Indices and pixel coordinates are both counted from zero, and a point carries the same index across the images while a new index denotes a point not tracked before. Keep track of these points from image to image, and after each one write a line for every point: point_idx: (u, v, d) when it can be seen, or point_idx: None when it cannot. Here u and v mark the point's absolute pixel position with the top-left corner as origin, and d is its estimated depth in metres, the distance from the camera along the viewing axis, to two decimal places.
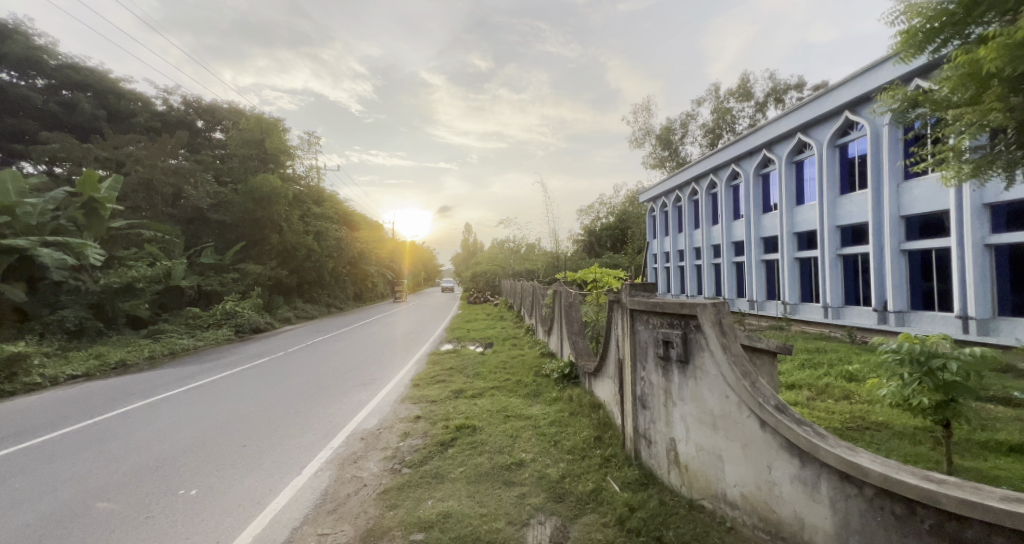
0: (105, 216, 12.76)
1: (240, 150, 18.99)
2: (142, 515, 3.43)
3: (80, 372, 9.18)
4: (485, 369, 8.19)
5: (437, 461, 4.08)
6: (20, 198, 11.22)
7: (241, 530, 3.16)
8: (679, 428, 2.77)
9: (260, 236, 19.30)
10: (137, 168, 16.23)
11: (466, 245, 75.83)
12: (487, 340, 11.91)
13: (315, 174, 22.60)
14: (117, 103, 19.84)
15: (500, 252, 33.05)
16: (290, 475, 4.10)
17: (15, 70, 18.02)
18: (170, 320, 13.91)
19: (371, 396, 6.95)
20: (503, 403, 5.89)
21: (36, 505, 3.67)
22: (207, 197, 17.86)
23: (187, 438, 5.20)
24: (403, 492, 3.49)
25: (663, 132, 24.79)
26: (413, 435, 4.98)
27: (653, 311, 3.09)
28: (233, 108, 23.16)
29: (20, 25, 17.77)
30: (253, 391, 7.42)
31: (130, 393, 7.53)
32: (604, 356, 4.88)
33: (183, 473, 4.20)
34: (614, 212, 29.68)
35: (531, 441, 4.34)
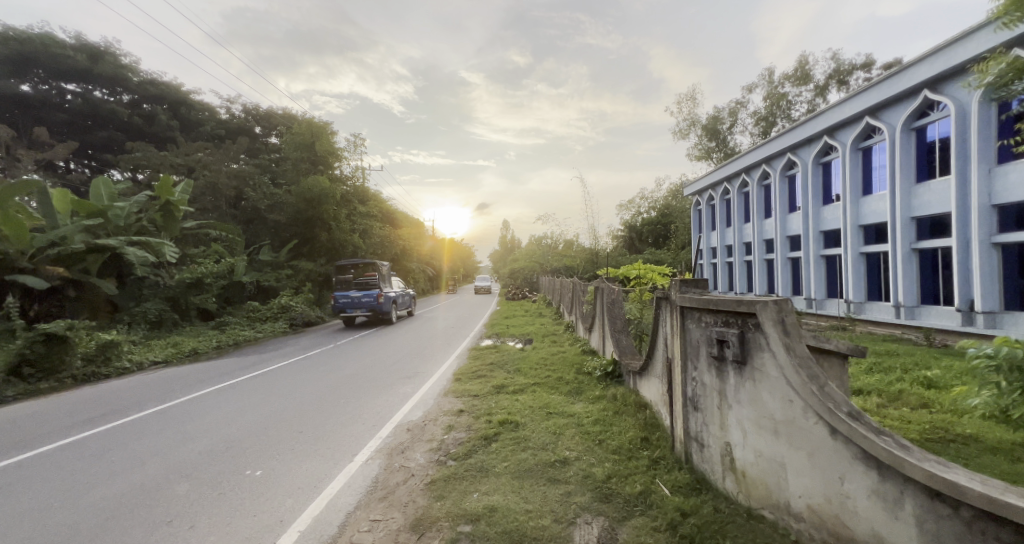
0: (179, 217, 13.87)
1: (293, 153, 20.13)
2: (216, 492, 3.73)
3: (161, 358, 10.15)
4: (525, 365, 8.22)
5: (481, 455, 4.14)
6: (111, 202, 12.43)
7: (301, 511, 3.36)
8: (735, 433, 2.64)
9: (311, 234, 20.11)
10: (205, 173, 17.79)
11: (504, 242, 76.38)
12: (527, 336, 11.94)
13: (361, 174, 23.51)
14: (188, 113, 21.73)
15: (538, 249, 32.97)
16: (343, 462, 4.31)
17: (106, 88, 20.25)
18: (233, 314, 15.10)
19: (415, 389, 7.17)
20: (545, 400, 5.88)
21: (127, 477, 4.09)
22: (265, 199, 19.40)
23: (252, 423, 5.60)
24: (449, 484, 3.56)
25: (710, 122, 23.59)
26: (457, 428, 5.07)
27: (706, 309, 2.97)
28: (286, 113, 23.88)
29: (111, 46, 19.96)
30: (306, 382, 7.83)
31: (201, 380, 8.21)
32: (650, 354, 4.76)
33: (250, 455, 4.53)
34: (656, 207, 28.79)
35: (574, 439, 4.30)
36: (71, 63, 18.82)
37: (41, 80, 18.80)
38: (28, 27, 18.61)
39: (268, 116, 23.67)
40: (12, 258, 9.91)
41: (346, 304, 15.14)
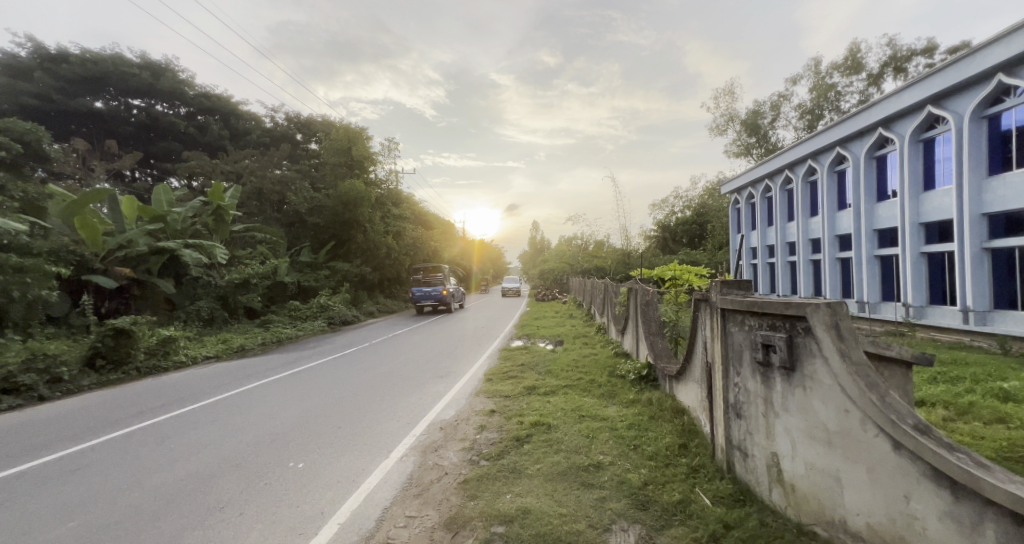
0: (229, 221, 14.64)
1: (331, 158, 20.90)
2: (263, 481, 3.91)
3: (212, 353, 10.77)
4: (556, 367, 8.15)
5: (514, 456, 4.12)
6: (170, 208, 13.30)
7: (341, 503, 3.46)
8: (783, 443, 2.50)
9: (347, 236, 20.87)
10: (252, 179, 18.80)
11: (533, 243, 76.35)
12: (557, 337, 11.85)
13: (394, 178, 24.19)
14: (237, 123, 23.06)
15: (568, 250, 32.75)
16: (379, 458, 4.41)
17: (166, 102, 21.82)
18: (276, 312, 15.85)
19: (447, 388, 7.27)
20: (577, 402, 5.80)
21: (184, 464, 4.35)
22: (305, 202, 19.79)
23: (294, 417, 5.84)
24: (481, 485, 3.56)
25: (749, 117, 22.58)
26: (489, 428, 5.09)
27: (750, 311, 2.84)
28: (325, 121, 24.36)
29: (170, 64, 21.50)
30: (344, 379, 8.10)
31: (248, 375, 8.65)
32: (688, 358, 4.60)
33: (292, 448, 4.71)
34: (691, 206, 27.93)
35: (608, 444, 4.21)
36: (137, 80, 20.41)
37: (111, 97, 20.43)
38: (100, 49, 20.29)
39: (308, 123, 24.35)
40: (86, 259, 10.80)
41: (419, 296, 20.41)
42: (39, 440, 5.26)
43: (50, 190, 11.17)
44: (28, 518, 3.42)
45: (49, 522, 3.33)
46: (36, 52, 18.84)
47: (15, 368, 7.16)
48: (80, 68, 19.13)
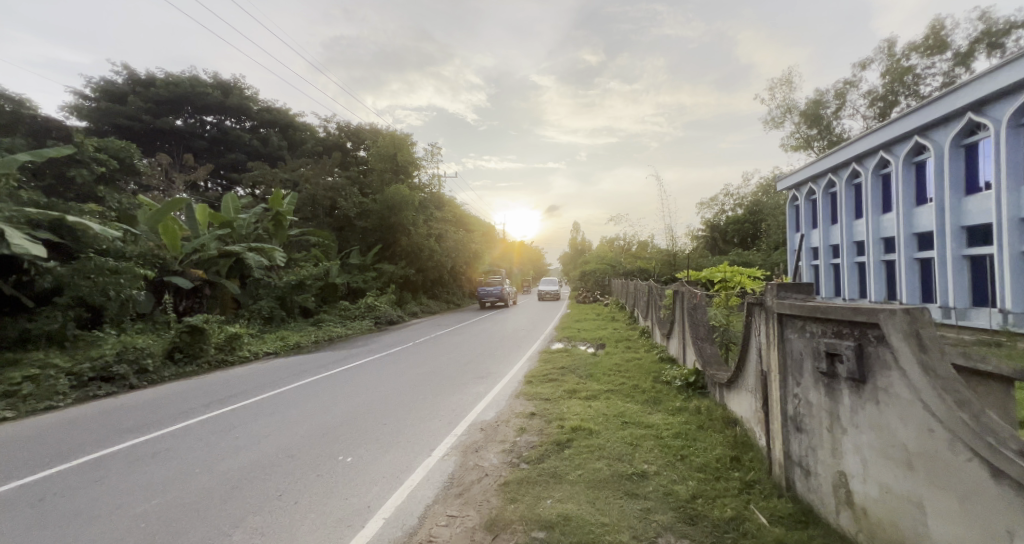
0: (286, 225, 15.56)
1: (378, 164, 21.70)
2: (315, 473, 4.09)
3: (271, 350, 11.49)
4: (598, 371, 7.97)
5: (555, 460, 4.06)
6: (237, 215, 14.31)
7: (386, 499, 3.54)
8: (853, 463, 2.27)
9: (393, 239, 21.61)
10: (307, 186, 19.92)
11: (574, 244, 75.56)
12: (599, 340, 11.62)
13: (437, 182, 24.85)
14: (294, 135, 24.55)
15: (610, 251, 32.11)
16: (421, 456, 4.49)
17: (233, 117, 23.63)
18: (328, 312, 16.65)
19: (488, 389, 7.30)
20: (620, 408, 5.63)
21: (245, 453, 4.64)
22: (355, 208, 20.74)
23: (343, 413, 6.08)
24: (522, 488, 3.53)
25: (810, 107, 21.09)
26: (529, 431, 5.05)
27: (812, 317, 2.61)
28: (374, 129, 25.22)
29: (238, 82, 23.25)
30: (389, 377, 8.36)
31: (301, 371, 9.15)
32: (740, 366, 4.34)
33: (340, 443, 4.89)
34: (743, 204, 26.53)
35: (653, 453, 4.04)
36: (210, 99, 22.26)
37: (189, 115, 22.49)
38: (180, 72, 22.40)
39: (357, 132, 24.88)
40: (167, 262, 11.86)
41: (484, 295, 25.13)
42: (125, 425, 5.81)
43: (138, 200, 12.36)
44: (116, 495, 3.77)
45: (132, 500, 3.66)
46: (128, 78, 21.11)
47: (111, 358, 8.01)
48: (163, 90, 21.19)
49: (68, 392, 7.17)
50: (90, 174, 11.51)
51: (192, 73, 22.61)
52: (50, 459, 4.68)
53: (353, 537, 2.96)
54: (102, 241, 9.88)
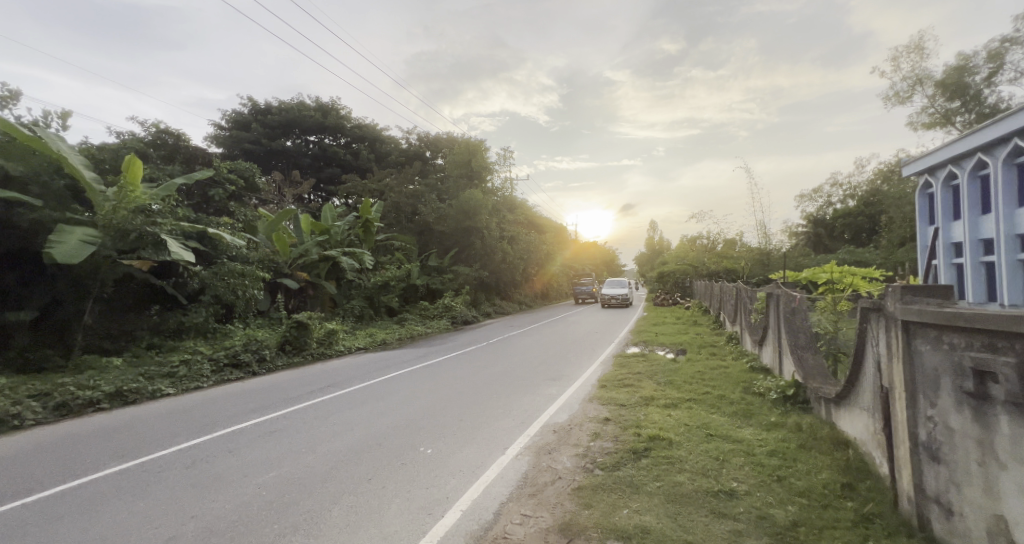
0: (373, 231, 16.86)
1: (455, 171, 22.81)
2: (399, 461, 4.34)
3: (362, 345, 12.49)
4: (679, 378, 7.50)
5: (631, 469, 3.86)
6: (333, 222, 15.80)
7: (463, 492, 3.62)
8: (1015, 505, 1.85)
9: (468, 241, 22.45)
10: (391, 194, 21.43)
11: (651, 243, 72.19)
12: (679, 345, 10.96)
13: (509, 185, 25.35)
14: (381, 147, 26.57)
15: (692, 250, 30.18)
16: (495, 454, 4.55)
17: (331, 135, 26.18)
18: (410, 311, 17.72)
19: (561, 391, 7.22)
20: (704, 419, 5.22)
21: (340, 438, 5.08)
22: (433, 213, 21.39)
23: (423, 406, 6.40)
24: (597, 494, 3.41)
25: (948, 76, 17.77)
26: (604, 437, 4.89)
27: (951, 326, 2.18)
28: (450, 137, 26.39)
29: (335, 103, 25.76)
30: (463, 375, 8.65)
31: (386, 366, 9.83)
32: (852, 381, 3.79)
33: (421, 435, 5.14)
34: (855, 194, 23.26)
35: (744, 471, 3.66)
36: (312, 120, 24.90)
37: (296, 136, 25.34)
38: (290, 99, 25.43)
39: (435, 141, 26.12)
40: (280, 265, 13.48)
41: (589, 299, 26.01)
42: (249, 406, 6.69)
43: (260, 212, 14.16)
44: (238, 465, 4.33)
45: (252, 471, 4.17)
46: (251, 108, 24.45)
47: (238, 348, 9.29)
48: (277, 116, 24.15)
49: (208, 375, 8.46)
50: (225, 193, 13.46)
51: (298, 98, 25.48)
52: (194, 430, 5.54)
53: (433, 525, 3.07)
54: (231, 248, 11.58)
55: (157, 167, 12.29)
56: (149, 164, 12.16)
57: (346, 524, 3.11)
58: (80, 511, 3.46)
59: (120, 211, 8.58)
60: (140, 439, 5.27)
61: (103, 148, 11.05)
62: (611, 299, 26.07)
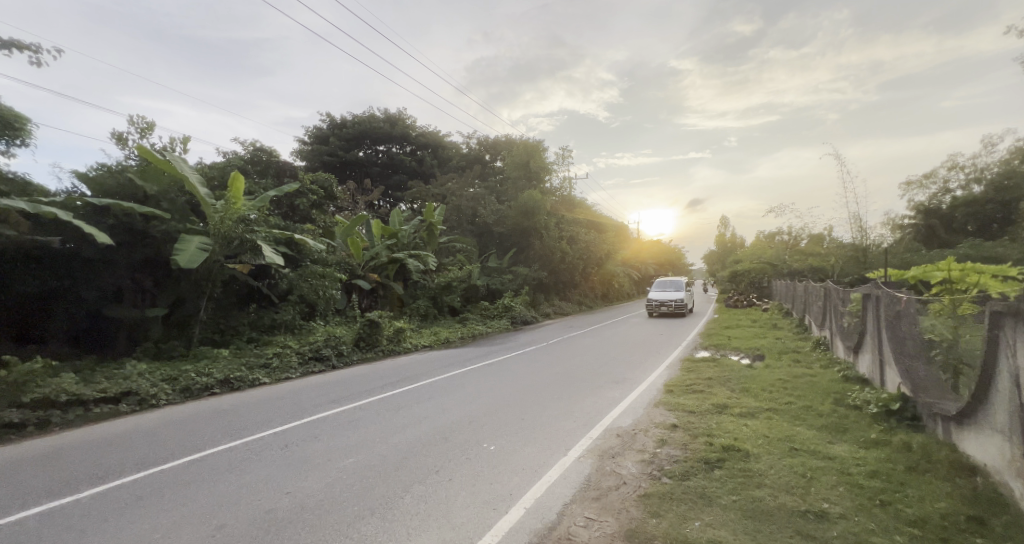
0: (436, 234, 17.53)
1: (513, 172, 22.95)
2: (464, 456, 4.43)
3: (427, 343, 13.03)
4: (756, 385, 6.92)
5: (703, 480, 3.61)
6: (401, 225, 16.65)
7: (526, 490, 3.61)
8: None
9: (527, 242, 22.59)
10: (453, 198, 22.15)
11: (722, 240, 67.67)
12: (756, 350, 10.15)
13: (568, 184, 25.14)
14: (444, 153, 27.63)
15: (770, 247, 27.84)
16: (558, 454, 4.49)
17: (399, 144, 27.66)
18: (471, 311, 18.19)
19: (624, 394, 6.99)
20: (788, 431, 4.76)
21: (409, 430, 5.31)
22: (493, 215, 21.73)
23: (486, 404, 6.50)
24: (665, 503, 3.24)
25: None
26: (671, 444, 4.63)
27: None
28: (509, 139, 26.73)
29: (402, 113, 27.20)
30: (524, 374, 8.68)
31: (450, 363, 10.15)
32: (981, 396, 3.23)
33: (484, 431, 5.23)
34: (978, 178, 19.94)
35: (838, 491, 3.27)
36: (381, 131, 26.49)
37: (367, 147, 27.01)
38: (363, 113, 27.19)
39: (494, 144, 26.65)
40: (354, 267, 14.44)
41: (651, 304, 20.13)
42: (330, 396, 7.24)
43: (337, 219, 15.29)
44: (322, 450, 4.68)
45: (334, 456, 4.48)
46: (329, 123, 26.42)
47: (319, 344, 10.08)
48: (351, 129, 25.96)
49: (296, 367, 9.29)
50: (309, 202, 14.63)
51: (369, 111, 27.21)
52: (286, 416, 6.10)
53: (499, 520, 3.08)
54: (312, 252, 12.63)
55: (254, 181, 13.69)
56: (247, 179, 13.58)
57: (417, 512, 3.22)
58: (199, 480, 3.95)
59: (225, 221, 9.54)
60: (240, 422, 5.89)
61: (213, 166, 12.57)
62: (661, 305, 19.90)
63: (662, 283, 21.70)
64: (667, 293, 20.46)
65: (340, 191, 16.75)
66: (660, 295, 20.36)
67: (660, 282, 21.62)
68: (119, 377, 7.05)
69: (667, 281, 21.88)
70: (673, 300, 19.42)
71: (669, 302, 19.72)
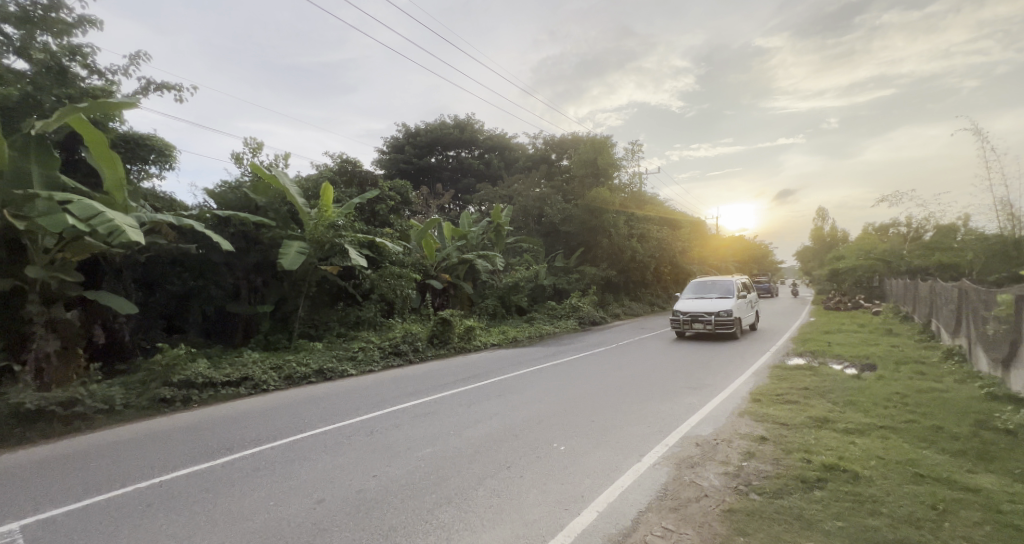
0: (504, 234, 17.74)
1: (580, 170, 22.49)
2: (535, 454, 4.39)
3: (496, 341, 13.22)
4: (866, 399, 6.04)
5: (801, 500, 3.19)
6: (471, 227, 17.09)
7: (599, 494, 3.45)
8: None
9: (594, 241, 22.04)
10: (519, 199, 22.32)
11: (817, 234, 60.70)
12: (864, 359, 8.89)
13: (638, 179, 24.10)
14: (510, 155, 27.95)
15: (878, 241, 24.31)
16: (630, 459, 4.26)
17: (467, 148, 28.51)
18: (539, 310, 18.17)
19: (703, 401, 6.49)
20: (910, 454, 4.06)
21: (482, 425, 5.41)
22: (559, 214, 21.48)
23: (556, 404, 6.40)
24: (755, 521, 2.90)
25: None
26: (760, 458, 4.17)
27: None
28: (576, 137, 26.24)
29: (470, 119, 27.98)
30: (594, 375, 8.44)
31: (520, 362, 10.21)
32: None
33: (557, 432, 5.13)
34: None
35: (983, 530, 2.70)
36: (451, 137, 27.55)
37: (438, 153, 28.15)
38: (434, 121, 28.41)
39: (560, 143, 26.34)
40: (428, 268, 15.08)
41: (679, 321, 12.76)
42: (408, 389, 7.62)
43: (413, 223, 16.07)
44: (404, 439, 4.92)
45: (413, 445, 4.68)
46: (404, 133, 27.98)
47: (398, 340, 10.67)
48: (423, 137, 27.30)
49: (378, 360, 9.92)
50: (387, 207, 15.55)
51: (440, 119, 28.38)
52: (370, 405, 6.51)
53: (571, 521, 2.97)
54: (391, 254, 13.43)
55: (342, 190, 14.88)
56: (336, 189, 14.80)
57: (491, 505, 3.21)
58: (301, 458, 4.34)
59: (317, 227, 10.60)
60: (331, 409, 6.40)
61: (308, 179, 13.86)
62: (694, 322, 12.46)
63: (701, 285, 13.95)
64: (704, 301, 12.83)
65: (415, 196, 17.51)
66: (693, 305, 12.85)
67: (697, 284, 14.05)
68: (238, 364, 8.05)
69: (710, 283, 13.99)
70: (709, 315, 11.96)
71: (708, 318, 12.19)
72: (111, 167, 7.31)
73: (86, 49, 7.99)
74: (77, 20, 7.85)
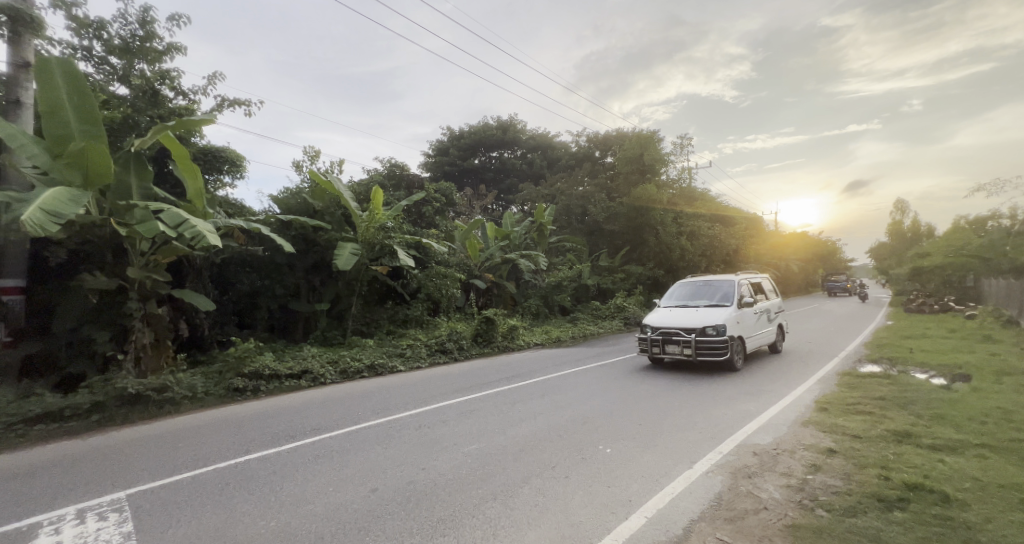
0: (547, 234, 17.61)
1: (624, 166, 21.61)
2: (580, 455, 4.27)
3: (539, 341, 13.12)
4: (955, 413, 5.37)
5: (877, 520, 2.86)
6: (514, 226, 17.11)
7: (647, 499, 3.29)
8: None
9: (641, 240, 21.35)
10: (563, 198, 22.08)
11: (895, 229, 55.01)
12: (953, 368, 7.92)
13: (687, 174, 23.03)
14: (554, 154, 27.75)
15: (969, 236, 21.61)
16: (681, 465, 4.04)
17: (510, 148, 28.67)
18: (582, 310, 17.88)
19: (761, 408, 6.06)
20: (1013, 477, 3.54)
21: (527, 424, 5.36)
22: (603, 212, 20.91)
23: (600, 406, 6.21)
24: (823, 538, 2.64)
25: None
26: (827, 471, 3.81)
27: None
28: (620, 133, 25.52)
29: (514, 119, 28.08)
30: (641, 378, 8.14)
31: (565, 362, 10.07)
32: None
33: (604, 434, 4.98)
34: None
35: None
36: (494, 138, 27.86)
37: (482, 155, 28.53)
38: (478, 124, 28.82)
39: (604, 139, 25.76)
40: (472, 267, 15.27)
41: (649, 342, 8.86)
42: (454, 386, 7.72)
43: (457, 223, 16.35)
44: (451, 434, 4.98)
45: (459, 441, 4.72)
46: (449, 136, 28.59)
47: (444, 338, 10.87)
48: (467, 139, 27.79)
49: (425, 357, 10.17)
50: (432, 209, 15.91)
51: (483, 121, 28.73)
52: (417, 401, 6.66)
53: (618, 525, 2.85)
54: (436, 254, 13.72)
55: (390, 193, 15.43)
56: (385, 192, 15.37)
57: (536, 504, 3.15)
58: (355, 448, 4.51)
59: (367, 228, 11.03)
60: (382, 402, 6.63)
61: (360, 183, 14.49)
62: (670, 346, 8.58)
63: (691, 288, 9.94)
64: (689, 312, 8.94)
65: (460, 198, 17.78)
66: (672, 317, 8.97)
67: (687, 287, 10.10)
68: (298, 358, 8.54)
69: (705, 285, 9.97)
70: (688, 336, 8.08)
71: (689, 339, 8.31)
72: (192, 178, 7.98)
73: (174, 73, 8.81)
74: (167, 48, 8.70)
